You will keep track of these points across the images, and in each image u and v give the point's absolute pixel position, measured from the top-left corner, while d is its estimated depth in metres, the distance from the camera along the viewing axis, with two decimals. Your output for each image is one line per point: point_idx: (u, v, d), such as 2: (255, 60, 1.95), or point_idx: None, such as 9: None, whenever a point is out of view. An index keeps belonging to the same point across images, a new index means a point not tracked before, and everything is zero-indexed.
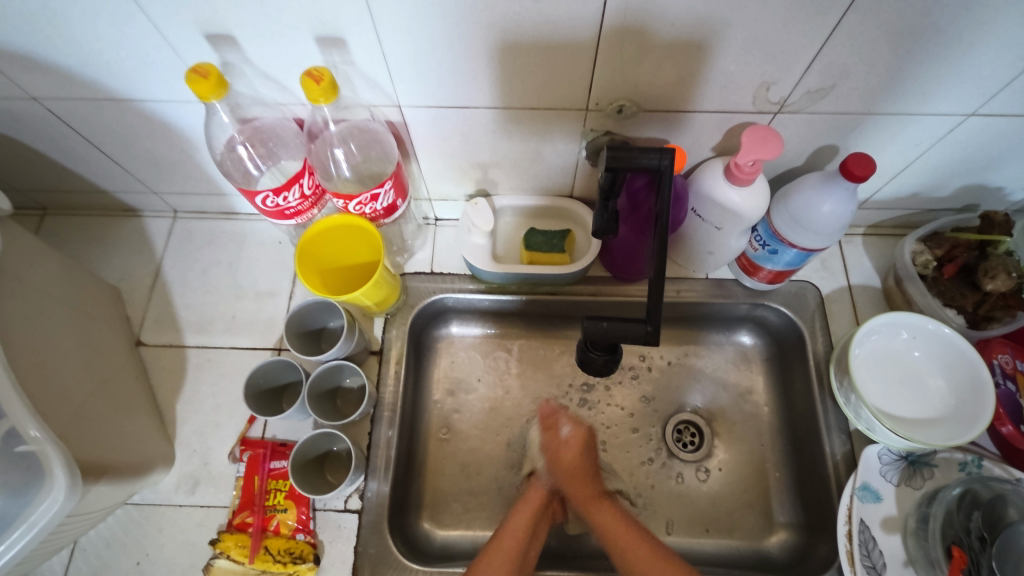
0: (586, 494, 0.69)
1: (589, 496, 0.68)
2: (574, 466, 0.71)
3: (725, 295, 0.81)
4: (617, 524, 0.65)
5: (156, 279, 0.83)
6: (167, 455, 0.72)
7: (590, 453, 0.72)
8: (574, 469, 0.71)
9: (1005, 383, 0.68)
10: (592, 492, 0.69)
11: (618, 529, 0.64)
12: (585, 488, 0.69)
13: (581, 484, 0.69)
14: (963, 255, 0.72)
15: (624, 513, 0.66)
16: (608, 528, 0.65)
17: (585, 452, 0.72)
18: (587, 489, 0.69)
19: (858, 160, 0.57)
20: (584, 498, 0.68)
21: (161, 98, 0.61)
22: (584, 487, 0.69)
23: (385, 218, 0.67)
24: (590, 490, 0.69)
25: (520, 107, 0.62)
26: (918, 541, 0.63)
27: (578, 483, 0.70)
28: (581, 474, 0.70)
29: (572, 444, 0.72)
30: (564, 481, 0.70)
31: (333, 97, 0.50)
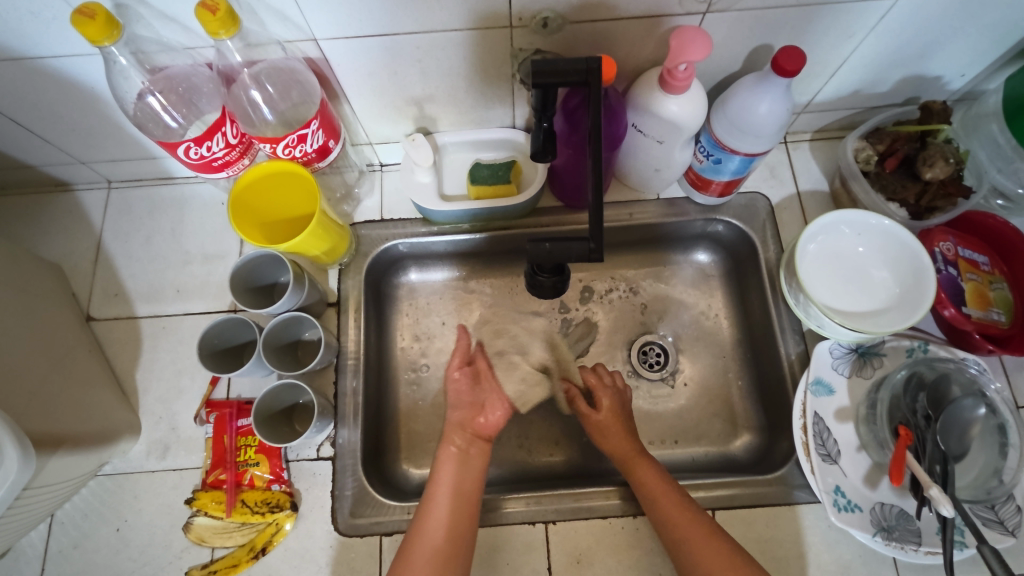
0: (627, 450, 0.68)
1: (628, 453, 0.67)
2: (611, 427, 0.70)
3: (678, 213, 0.81)
4: (657, 482, 0.64)
5: (99, 252, 0.80)
6: (132, 424, 0.72)
7: (627, 418, 0.71)
8: (613, 428, 0.69)
9: (947, 268, 0.70)
10: (630, 449, 0.68)
11: (658, 488, 0.63)
12: (624, 445, 0.68)
13: (621, 441, 0.68)
14: (903, 147, 0.72)
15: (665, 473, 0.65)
16: (647, 483, 0.64)
17: (621, 413, 0.71)
18: (626, 444, 0.68)
19: (789, 55, 0.57)
20: (627, 455, 0.67)
21: (60, 51, 0.58)
22: (624, 444, 0.68)
23: (319, 161, 0.66)
24: (629, 447, 0.68)
25: (442, 30, 0.59)
26: (868, 425, 0.67)
27: (619, 439, 0.69)
28: (621, 432, 0.69)
29: (608, 406, 0.71)
30: (602, 441, 0.70)
31: (233, 29, 0.50)
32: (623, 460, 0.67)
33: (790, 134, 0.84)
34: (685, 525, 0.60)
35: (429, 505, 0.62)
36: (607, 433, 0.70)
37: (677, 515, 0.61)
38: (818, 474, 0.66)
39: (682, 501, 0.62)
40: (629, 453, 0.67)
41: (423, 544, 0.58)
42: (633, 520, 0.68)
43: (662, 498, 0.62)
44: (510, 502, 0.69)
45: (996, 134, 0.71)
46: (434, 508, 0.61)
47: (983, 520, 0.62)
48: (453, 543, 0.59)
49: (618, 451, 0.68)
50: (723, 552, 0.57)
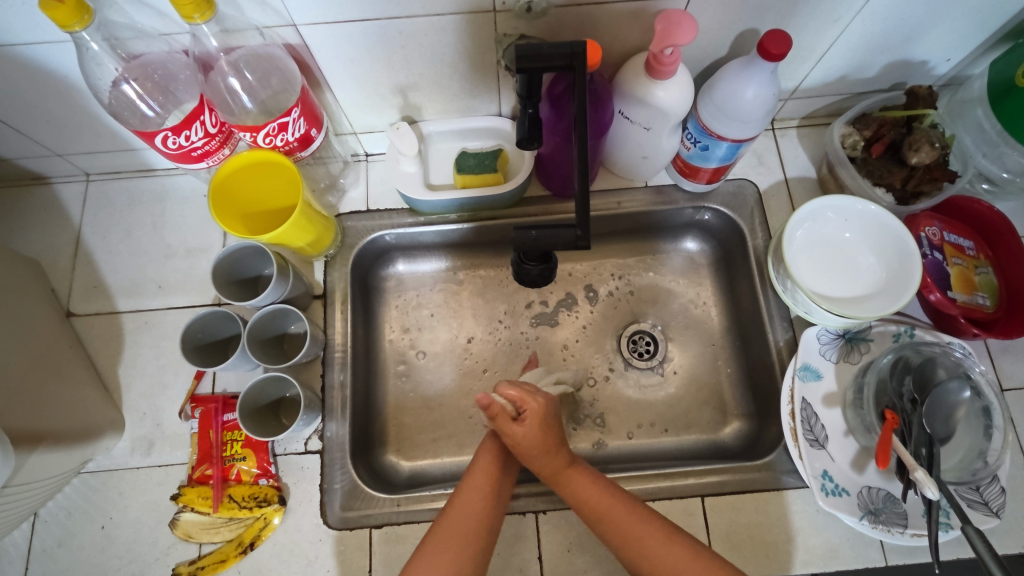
0: (555, 466, 0.63)
1: (559, 468, 0.63)
2: (535, 445, 0.62)
3: (667, 201, 0.80)
4: (595, 492, 0.61)
5: (78, 247, 0.79)
6: (116, 421, 0.71)
7: (553, 429, 0.64)
8: (538, 446, 0.62)
9: (933, 253, 0.71)
10: (561, 463, 0.63)
11: (597, 500, 0.61)
12: (552, 462, 0.63)
13: (549, 458, 0.62)
14: (889, 133, 0.72)
15: (601, 480, 0.62)
16: (585, 495, 0.61)
17: (547, 426, 0.63)
18: (554, 460, 0.63)
19: (774, 38, 0.56)
20: (555, 470, 0.63)
21: (31, 38, 0.56)
22: (551, 461, 0.63)
23: (302, 150, 0.65)
24: (559, 461, 0.63)
25: (423, 15, 0.58)
26: (856, 410, 0.67)
27: (544, 457, 0.63)
28: (545, 449, 0.62)
29: (530, 422, 0.62)
30: (524, 460, 0.63)
31: (208, 13, 0.49)
32: (553, 477, 0.63)
33: (777, 121, 0.83)
34: (633, 532, 0.58)
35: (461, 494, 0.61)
36: (540, 452, 0.62)
37: (623, 522, 0.59)
38: (807, 459, 0.66)
39: (623, 505, 0.60)
40: (559, 469, 0.63)
41: (453, 540, 0.57)
42: None
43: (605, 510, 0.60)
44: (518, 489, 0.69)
45: (982, 119, 0.71)
46: (466, 499, 0.60)
47: (969, 502, 0.63)
48: (476, 543, 0.57)
49: (546, 469, 0.63)
50: (675, 550, 0.57)
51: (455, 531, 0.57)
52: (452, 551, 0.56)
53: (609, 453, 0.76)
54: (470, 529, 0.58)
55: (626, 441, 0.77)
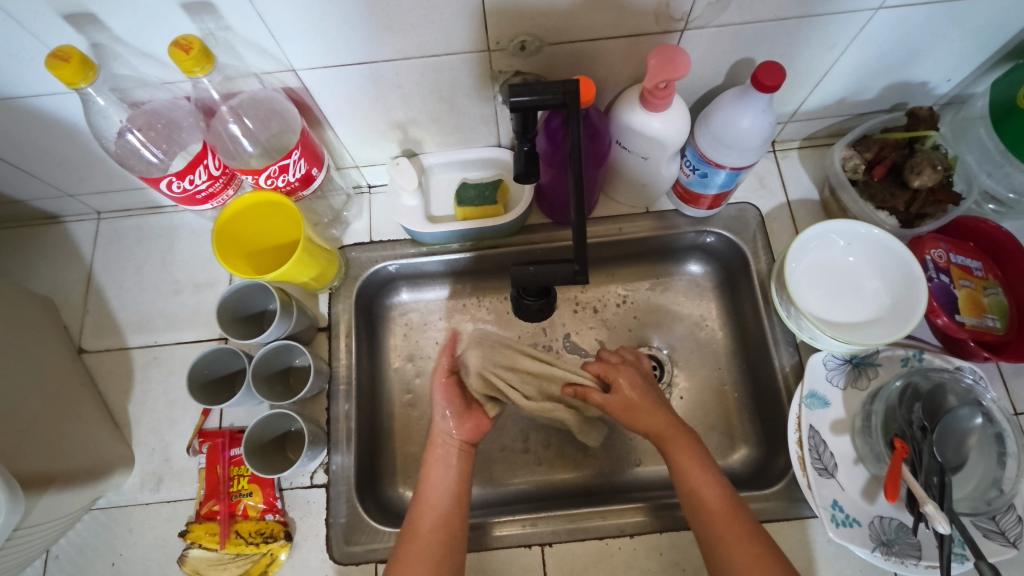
0: (662, 426, 0.64)
1: (661, 430, 0.64)
2: (641, 404, 0.66)
3: (668, 226, 0.80)
4: (695, 466, 0.61)
5: (89, 284, 0.80)
6: (126, 456, 0.72)
7: (651, 392, 0.68)
8: (633, 400, 0.66)
9: (939, 276, 0.70)
10: (664, 424, 0.64)
11: (695, 473, 0.60)
12: (659, 421, 0.65)
13: (651, 417, 0.65)
14: (891, 155, 0.72)
15: (702, 453, 0.62)
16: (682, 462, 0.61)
17: (641, 390, 0.67)
18: (661, 420, 0.65)
19: (768, 70, 0.56)
20: (660, 431, 0.64)
21: (42, 90, 0.58)
22: (655, 422, 0.65)
23: (304, 189, 0.67)
24: (663, 422, 0.64)
25: (419, 56, 0.59)
26: (864, 437, 0.66)
27: (649, 415, 0.65)
28: (651, 409, 0.66)
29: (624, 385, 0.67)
30: (632, 419, 0.66)
31: (209, 66, 0.50)
32: (659, 436, 0.64)
33: (778, 143, 0.83)
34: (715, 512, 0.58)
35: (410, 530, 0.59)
36: (633, 411, 0.66)
37: (714, 504, 0.58)
38: (815, 489, 0.65)
39: (716, 483, 0.60)
40: (662, 429, 0.64)
41: (433, 492, 0.62)
42: (630, 540, 0.67)
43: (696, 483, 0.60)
44: (507, 525, 0.68)
45: (984, 138, 0.71)
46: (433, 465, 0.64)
47: (984, 531, 0.61)
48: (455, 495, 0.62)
49: (655, 428, 0.64)
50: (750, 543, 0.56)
51: (435, 486, 0.62)
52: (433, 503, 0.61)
53: (637, 478, 0.75)
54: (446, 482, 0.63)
55: (635, 468, 0.75)
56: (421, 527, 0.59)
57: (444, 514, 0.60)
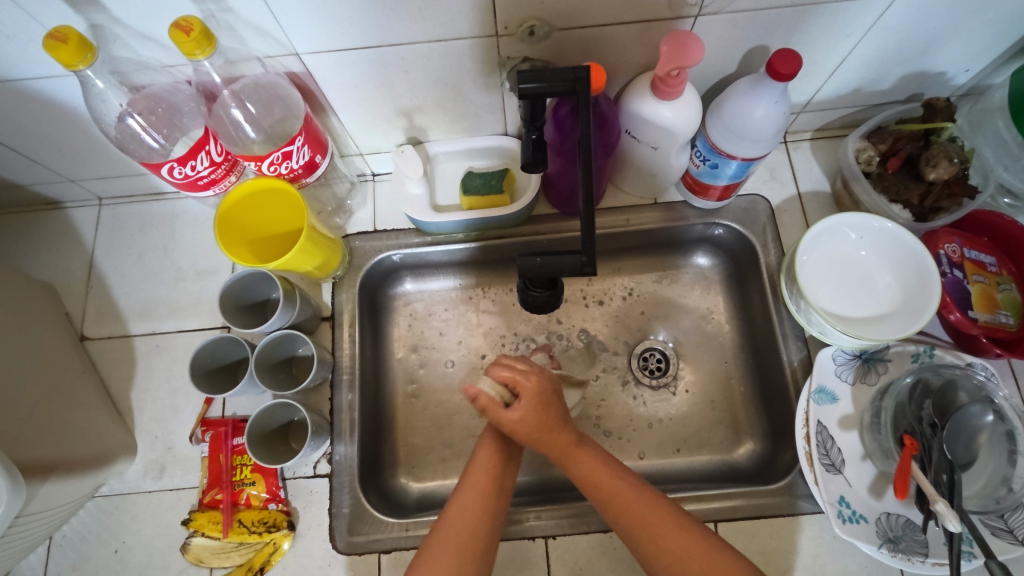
0: (561, 443, 0.59)
1: (563, 446, 0.59)
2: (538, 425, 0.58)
3: (677, 218, 0.79)
4: (604, 473, 0.58)
5: (91, 271, 0.80)
6: (129, 444, 0.71)
7: (553, 407, 0.59)
8: (536, 427, 0.58)
9: (953, 271, 0.69)
10: (565, 440, 0.59)
11: (604, 481, 0.58)
12: (559, 439, 0.59)
13: (553, 437, 0.58)
14: (906, 147, 0.70)
15: (606, 458, 0.60)
16: (590, 473, 0.58)
17: (542, 405, 0.58)
18: (563, 436, 0.59)
19: (784, 58, 0.55)
20: (560, 448, 0.59)
21: (40, 73, 0.57)
22: (556, 439, 0.59)
23: (307, 176, 0.66)
24: (564, 438, 0.59)
25: (425, 40, 0.57)
26: (873, 434, 0.65)
27: (549, 435, 0.58)
28: (553, 425, 0.58)
29: (523, 404, 0.58)
30: (529, 441, 0.59)
31: (209, 49, 0.49)
32: (558, 454, 0.59)
33: (789, 134, 0.82)
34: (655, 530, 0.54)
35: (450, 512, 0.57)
36: (541, 433, 0.58)
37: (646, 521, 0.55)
38: (822, 484, 0.65)
39: (631, 485, 0.58)
40: (564, 446, 0.59)
41: (482, 477, 0.59)
42: None
43: (608, 490, 0.57)
44: (526, 515, 0.68)
45: (1002, 130, 0.69)
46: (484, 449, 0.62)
47: (992, 529, 0.61)
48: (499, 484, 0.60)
49: (552, 446, 0.59)
50: (686, 540, 0.54)
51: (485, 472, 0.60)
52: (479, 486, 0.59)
53: (555, 477, 0.74)
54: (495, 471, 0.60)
55: (638, 462, 0.75)
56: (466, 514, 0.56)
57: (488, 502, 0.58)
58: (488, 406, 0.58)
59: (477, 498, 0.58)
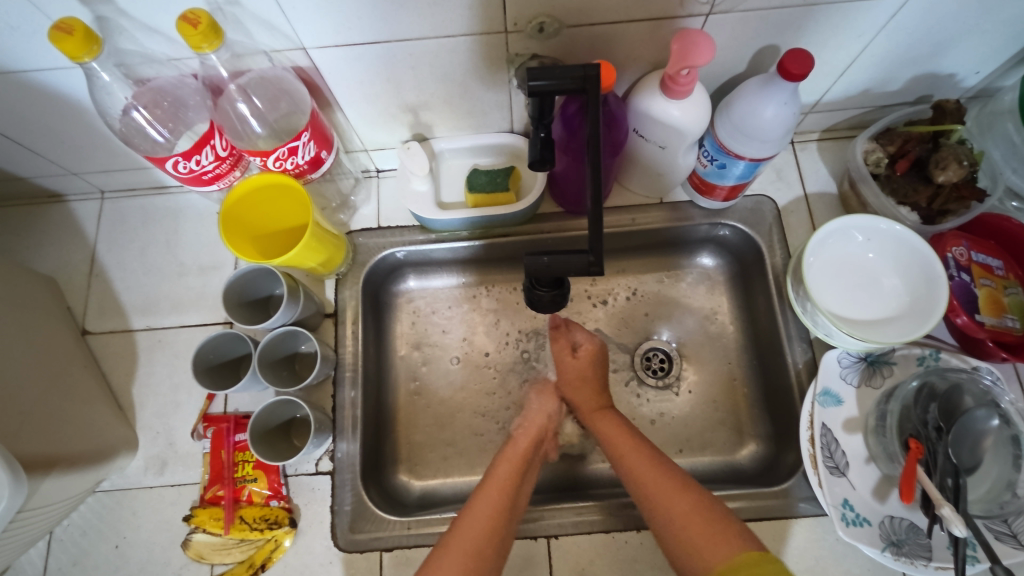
0: (591, 405, 0.68)
1: (594, 407, 0.68)
2: (580, 378, 0.70)
3: (682, 217, 0.79)
4: (621, 438, 0.63)
5: (93, 264, 0.79)
6: (130, 440, 0.71)
7: (601, 367, 0.70)
8: (579, 377, 0.70)
9: (960, 275, 0.68)
10: (597, 403, 0.68)
11: (622, 445, 0.62)
12: (590, 398, 0.69)
13: (588, 394, 0.69)
14: (915, 149, 0.70)
15: (627, 424, 0.65)
16: (609, 435, 0.64)
17: (594, 362, 0.70)
18: (592, 398, 0.68)
19: (795, 57, 0.54)
20: (589, 409, 0.68)
21: (45, 65, 0.57)
22: (589, 398, 0.69)
23: (313, 172, 0.65)
24: (594, 401, 0.68)
25: (434, 36, 0.57)
26: (878, 437, 0.65)
27: (586, 393, 0.69)
28: (590, 385, 0.69)
29: (584, 354, 0.70)
30: (570, 391, 0.71)
31: (217, 42, 0.49)
32: (587, 416, 0.68)
33: (797, 134, 0.81)
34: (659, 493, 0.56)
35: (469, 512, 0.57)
36: (579, 385, 0.70)
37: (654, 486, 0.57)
38: (826, 487, 0.64)
39: (646, 454, 0.60)
40: (592, 408, 0.68)
41: (495, 484, 0.60)
42: (637, 534, 0.66)
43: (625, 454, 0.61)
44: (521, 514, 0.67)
45: (1012, 133, 0.69)
46: (501, 466, 0.63)
47: (996, 534, 0.60)
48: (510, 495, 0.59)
49: (584, 406, 0.69)
50: (691, 505, 0.54)
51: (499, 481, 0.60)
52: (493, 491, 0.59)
53: (594, 475, 0.74)
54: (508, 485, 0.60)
55: None
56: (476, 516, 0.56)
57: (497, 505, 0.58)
58: (559, 334, 0.73)
59: (487, 513, 0.57)
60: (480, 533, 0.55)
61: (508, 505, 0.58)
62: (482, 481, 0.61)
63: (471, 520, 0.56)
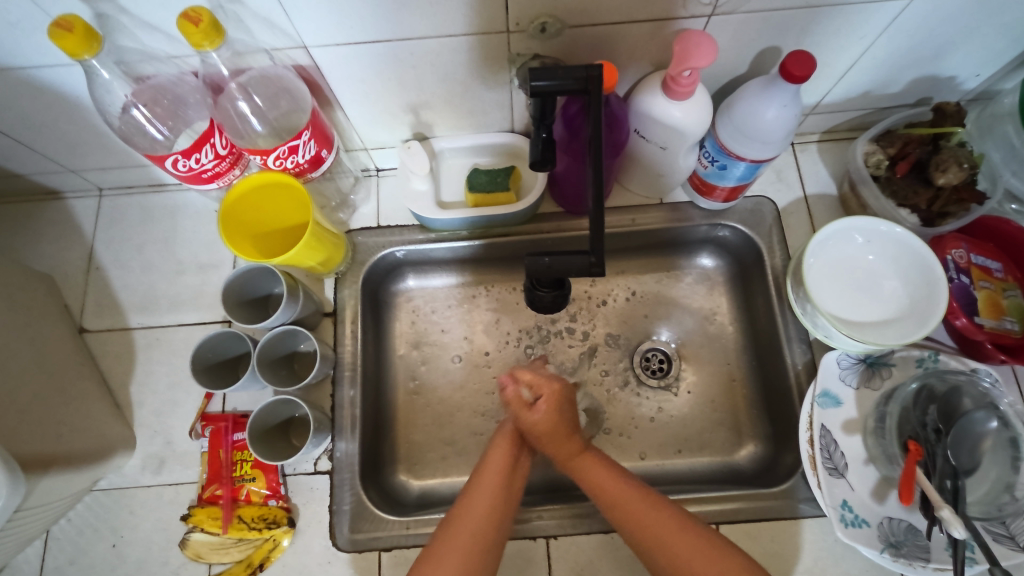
0: (568, 452, 0.62)
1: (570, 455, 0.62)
2: (548, 431, 0.62)
3: (682, 218, 0.79)
4: (609, 480, 0.59)
5: (91, 262, 0.79)
6: (128, 438, 0.71)
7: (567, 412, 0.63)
8: (550, 431, 0.62)
9: (959, 277, 0.69)
10: (573, 450, 0.62)
11: (610, 486, 0.59)
12: (565, 447, 0.62)
13: (559, 442, 0.62)
14: (915, 151, 0.70)
15: (612, 466, 0.61)
16: (596, 484, 0.60)
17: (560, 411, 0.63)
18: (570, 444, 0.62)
19: (797, 59, 0.54)
20: (566, 456, 0.62)
21: (43, 61, 0.56)
22: (565, 445, 0.62)
23: (312, 171, 0.65)
24: (572, 446, 0.62)
25: (435, 35, 0.57)
26: (877, 438, 0.65)
27: (558, 441, 0.62)
28: (560, 431, 0.62)
29: (544, 407, 0.62)
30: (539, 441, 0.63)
31: (218, 40, 0.48)
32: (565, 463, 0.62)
33: (797, 136, 0.81)
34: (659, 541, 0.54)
35: (445, 546, 0.54)
36: (548, 437, 0.62)
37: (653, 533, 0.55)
38: (825, 488, 0.64)
39: (641, 496, 0.58)
40: (569, 456, 0.62)
41: (493, 476, 0.60)
42: None
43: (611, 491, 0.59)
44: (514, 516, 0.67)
45: (1012, 136, 0.69)
46: (495, 452, 0.63)
47: (994, 536, 0.61)
48: (506, 493, 0.59)
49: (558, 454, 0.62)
50: (692, 548, 0.53)
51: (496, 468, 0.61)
52: (487, 490, 0.59)
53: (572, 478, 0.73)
54: (506, 471, 0.61)
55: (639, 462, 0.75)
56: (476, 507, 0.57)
57: (496, 498, 0.58)
58: (511, 396, 0.63)
59: (487, 499, 0.58)
60: (480, 515, 0.56)
61: (506, 491, 0.59)
62: (477, 467, 0.62)
63: (470, 505, 0.57)
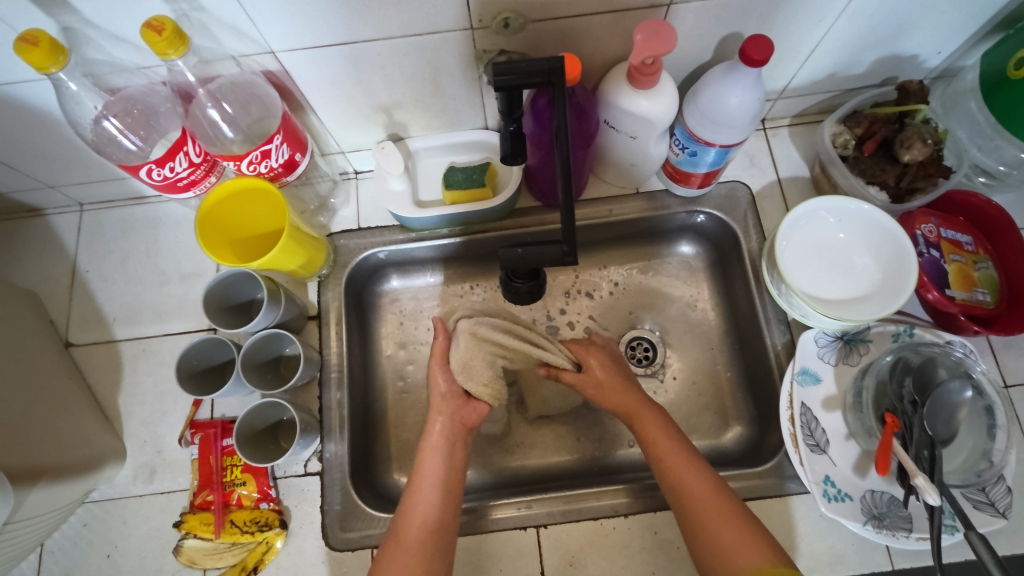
0: (627, 402, 0.67)
1: (627, 407, 0.66)
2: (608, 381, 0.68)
3: (659, 206, 0.80)
4: (662, 436, 0.63)
5: (75, 277, 0.79)
6: (117, 449, 0.71)
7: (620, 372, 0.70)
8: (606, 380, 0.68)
9: (930, 251, 0.70)
10: (628, 402, 0.67)
11: (662, 442, 0.63)
12: (626, 397, 0.67)
13: (620, 394, 0.67)
14: (881, 130, 0.71)
15: (669, 425, 0.65)
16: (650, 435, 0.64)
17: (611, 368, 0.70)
18: (626, 396, 0.67)
19: (756, 44, 0.55)
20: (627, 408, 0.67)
21: (15, 78, 0.57)
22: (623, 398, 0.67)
23: (288, 175, 0.66)
24: (630, 398, 0.67)
25: (402, 36, 0.58)
26: (856, 413, 0.66)
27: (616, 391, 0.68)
28: (617, 386, 0.68)
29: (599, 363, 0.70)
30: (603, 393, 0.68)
31: (182, 48, 0.49)
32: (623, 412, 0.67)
33: (768, 120, 0.82)
34: (693, 495, 0.58)
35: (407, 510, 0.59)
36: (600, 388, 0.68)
37: (699, 492, 0.58)
38: (807, 465, 0.66)
39: (686, 457, 0.61)
40: (626, 405, 0.67)
41: (426, 478, 0.61)
42: (624, 520, 0.67)
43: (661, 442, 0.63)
44: (507, 507, 0.68)
45: (975, 112, 0.70)
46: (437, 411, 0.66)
47: (974, 503, 0.62)
48: (449, 492, 0.61)
49: (615, 402, 0.67)
50: (725, 514, 0.57)
51: (434, 462, 0.63)
52: (428, 490, 0.60)
53: (578, 465, 0.75)
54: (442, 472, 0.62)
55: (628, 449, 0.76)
56: (417, 510, 0.59)
57: (440, 494, 0.60)
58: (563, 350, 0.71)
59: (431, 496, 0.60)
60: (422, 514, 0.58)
61: (447, 493, 0.61)
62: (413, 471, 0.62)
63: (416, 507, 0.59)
